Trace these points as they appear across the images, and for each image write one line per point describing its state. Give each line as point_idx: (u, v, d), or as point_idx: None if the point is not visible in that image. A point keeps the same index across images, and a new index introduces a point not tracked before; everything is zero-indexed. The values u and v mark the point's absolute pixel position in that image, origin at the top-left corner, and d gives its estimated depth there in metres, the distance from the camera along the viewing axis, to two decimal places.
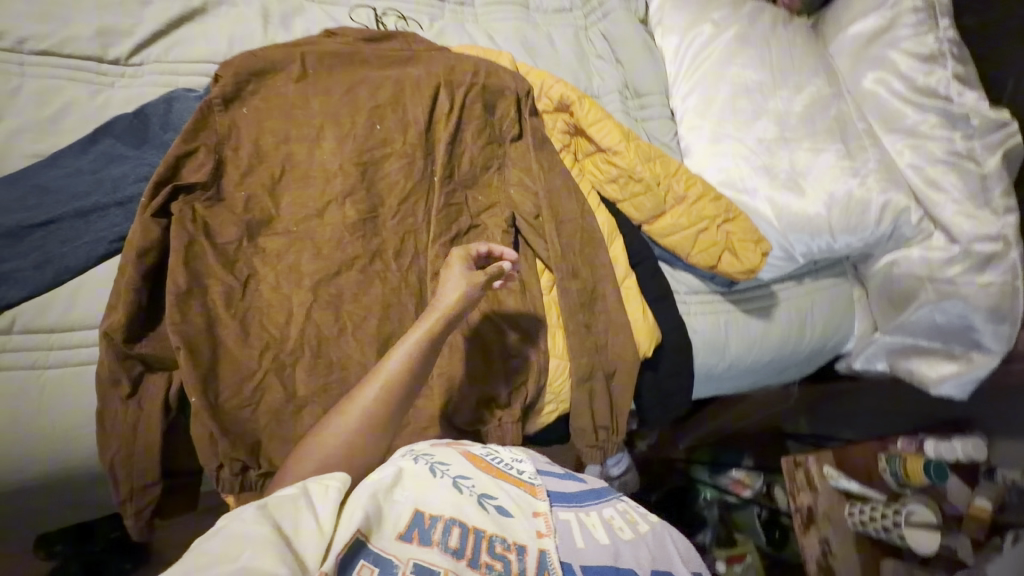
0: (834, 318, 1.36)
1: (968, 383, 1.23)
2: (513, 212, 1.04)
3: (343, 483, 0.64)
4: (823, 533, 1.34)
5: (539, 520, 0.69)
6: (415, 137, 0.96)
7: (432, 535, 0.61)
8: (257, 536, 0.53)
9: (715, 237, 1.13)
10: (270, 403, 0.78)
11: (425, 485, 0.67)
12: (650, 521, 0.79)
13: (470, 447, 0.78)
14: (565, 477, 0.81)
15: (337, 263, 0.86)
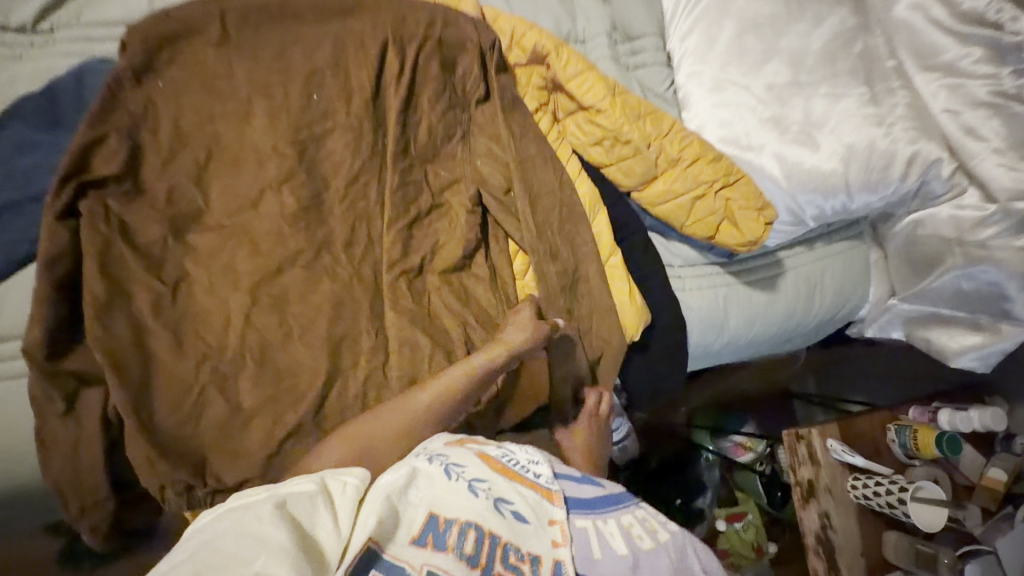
0: (846, 285, 1.24)
1: (992, 356, 1.12)
2: (480, 189, 0.91)
3: (361, 480, 0.62)
4: (822, 508, 1.30)
5: (556, 529, 0.64)
6: (361, 106, 0.83)
7: (447, 540, 0.57)
8: (273, 543, 0.51)
9: (713, 205, 1.01)
10: (213, 417, 0.72)
11: (438, 488, 0.62)
12: (672, 528, 0.71)
13: (484, 445, 0.71)
14: (582, 481, 0.73)
15: (277, 260, 0.76)
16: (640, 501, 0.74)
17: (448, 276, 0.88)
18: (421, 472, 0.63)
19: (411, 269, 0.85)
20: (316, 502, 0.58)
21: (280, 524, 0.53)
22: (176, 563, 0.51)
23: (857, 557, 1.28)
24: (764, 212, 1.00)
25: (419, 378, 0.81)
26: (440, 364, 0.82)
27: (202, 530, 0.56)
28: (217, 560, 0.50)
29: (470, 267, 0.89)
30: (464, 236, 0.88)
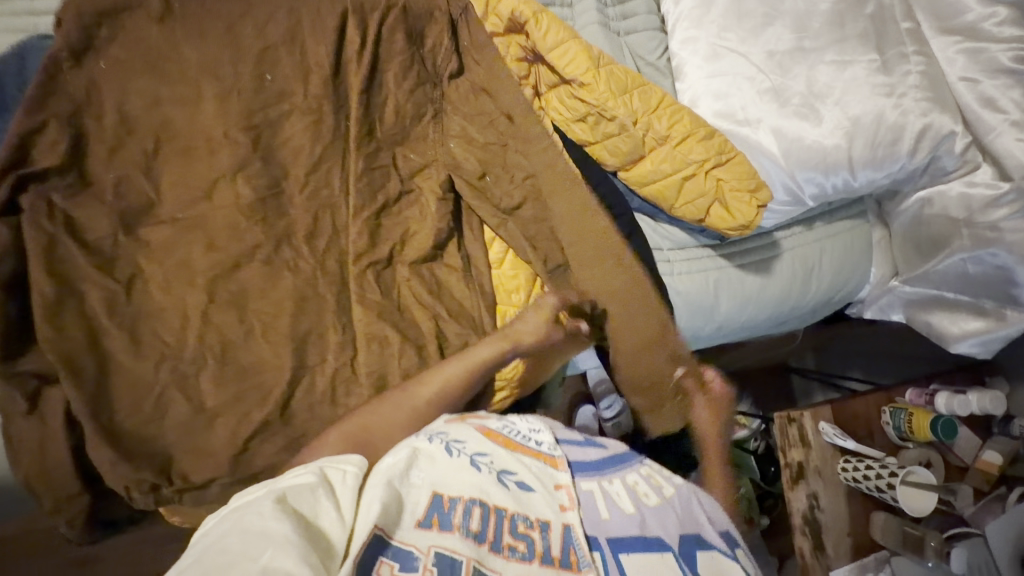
0: (846, 265, 1.19)
1: (993, 342, 1.07)
2: (451, 174, 0.86)
3: (361, 467, 0.59)
4: (812, 489, 1.27)
5: (562, 493, 0.64)
6: (320, 85, 0.77)
7: (453, 519, 0.56)
8: (277, 538, 0.48)
9: (704, 185, 0.94)
10: (175, 417, 0.71)
11: (441, 466, 0.60)
12: (677, 481, 0.73)
13: (484, 419, 0.71)
14: (585, 445, 0.74)
15: (234, 255, 0.73)
16: (645, 459, 0.76)
17: (420, 267, 0.84)
18: (423, 451, 0.61)
19: (379, 261, 0.81)
20: (317, 492, 0.55)
21: (282, 519, 0.50)
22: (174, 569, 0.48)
23: (843, 535, 1.25)
24: (757, 194, 0.94)
25: (390, 375, 0.78)
26: (411, 360, 0.79)
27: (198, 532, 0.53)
28: (223, 561, 0.47)
29: (443, 257, 0.85)
30: (434, 225, 0.84)
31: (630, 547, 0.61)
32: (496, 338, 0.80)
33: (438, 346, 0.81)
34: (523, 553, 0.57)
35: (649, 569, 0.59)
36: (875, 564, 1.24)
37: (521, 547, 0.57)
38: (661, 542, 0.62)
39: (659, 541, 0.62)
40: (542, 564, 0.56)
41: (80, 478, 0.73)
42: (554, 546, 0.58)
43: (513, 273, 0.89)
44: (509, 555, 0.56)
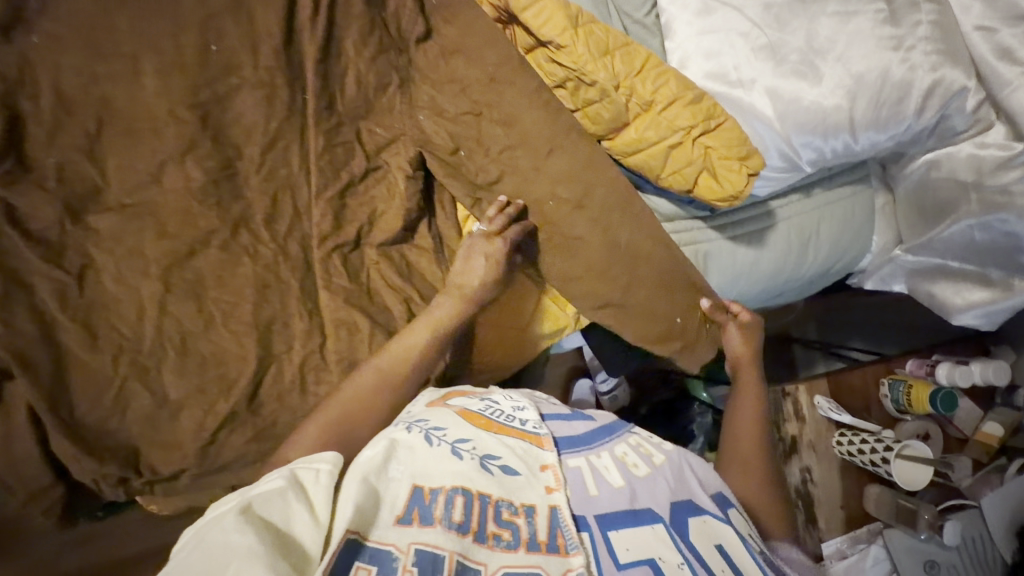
0: (845, 234, 1.13)
1: (997, 314, 1.02)
2: (421, 150, 0.81)
3: (334, 465, 0.58)
4: (805, 463, 1.27)
5: (548, 474, 0.62)
6: (271, 55, 0.72)
7: (434, 511, 0.54)
8: (243, 550, 0.46)
9: (691, 154, 0.88)
10: (138, 410, 0.69)
11: (421, 456, 0.59)
12: (667, 448, 0.71)
13: (467, 402, 0.70)
14: (571, 419, 0.73)
15: (188, 242, 0.70)
16: (633, 428, 0.74)
17: (388, 249, 0.80)
18: (402, 443, 0.61)
19: (345, 244, 0.77)
20: (286, 497, 0.53)
21: (247, 530, 0.48)
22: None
23: (834, 508, 1.27)
24: (748, 162, 0.88)
25: (360, 363, 0.75)
26: (381, 347, 0.76)
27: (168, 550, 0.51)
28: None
29: (414, 239, 0.82)
30: (402, 205, 0.79)
31: (619, 523, 0.59)
32: (449, 297, 0.77)
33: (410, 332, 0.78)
34: (507, 542, 0.55)
35: (640, 543, 0.57)
36: (868, 535, 1.24)
37: (506, 535, 0.55)
38: (651, 514, 0.60)
39: (648, 512, 0.60)
40: (529, 551, 0.54)
41: (50, 470, 0.72)
42: (541, 531, 0.56)
43: None
44: (494, 544, 0.54)
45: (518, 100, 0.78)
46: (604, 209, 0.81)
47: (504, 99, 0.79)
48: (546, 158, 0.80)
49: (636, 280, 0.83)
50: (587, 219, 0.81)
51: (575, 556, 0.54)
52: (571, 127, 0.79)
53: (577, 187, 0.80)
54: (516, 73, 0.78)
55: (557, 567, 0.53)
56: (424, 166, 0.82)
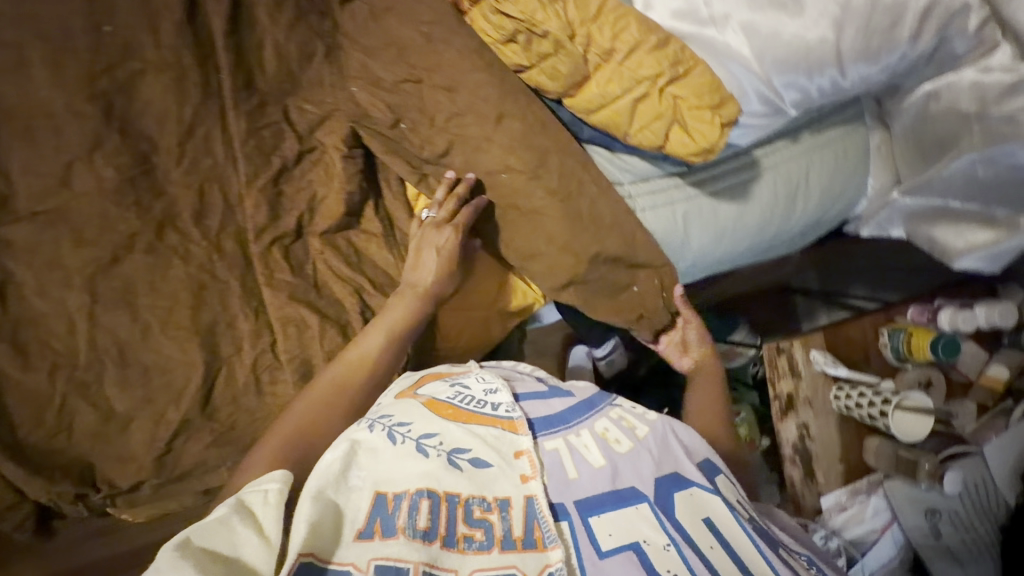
0: (837, 180, 1.05)
1: (1001, 255, 0.95)
2: (354, 125, 0.74)
3: (284, 481, 0.53)
4: (801, 420, 1.21)
5: (523, 461, 0.56)
6: (174, 32, 0.64)
7: (396, 522, 0.49)
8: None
9: (659, 106, 0.80)
10: (85, 426, 0.67)
11: (384, 458, 0.55)
12: (650, 418, 0.65)
13: (436, 389, 0.65)
14: (548, 397, 0.67)
15: (111, 248, 0.65)
16: (615, 399, 0.68)
17: (334, 237, 0.75)
18: (364, 445, 0.56)
19: (285, 234, 0.72)
20: (230, 524, 0.47)
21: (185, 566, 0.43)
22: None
23: (834, 462, 1.21)
24: (721, 110, 0.80)
25: (313, 360, 0.72)
26: (333, 341, 0.72)
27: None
28: None
29: (361, 224, 0.77)
30: (341, 188, 0.73)
31: (601, 507, 0.54)
32: (403, 294, 0.74)
33: (364, 323, 0.74)
34: (480, 543, 0.50)
35: (624, 527, 0.52)
36: (869, 486, 1.21)
37: (478, 535, 0.51)
38: (635, 493, 0.55)
39: (632, 492, 0.55)
40: (503, 551, 0.50)
41: None
42: (516, 526, 0.51)
43: None
44: (466, 547, 0.50)
45: (460, 64, 0.70)
46: (563, 176, 0.75)
47: (445, 61, 0.70)
48: (496, 125, 0.72)
49: (603, 249, 0.78)
50: (546, 189, 0.75)
51: (554, 550, 0.49)
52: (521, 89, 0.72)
53: (533, 156, 0.74)
54: (453, 32, 0.70)
55: (535, 564, 0.49)
56: (362, 144, 0.76)
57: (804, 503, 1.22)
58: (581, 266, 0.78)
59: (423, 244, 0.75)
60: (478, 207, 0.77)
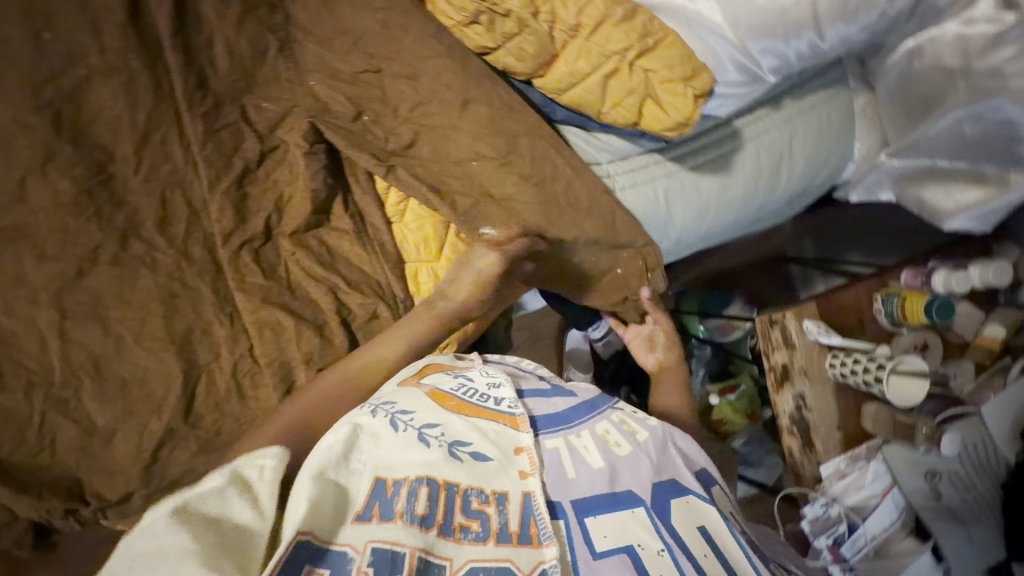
0: (822, 146, 1.02)
1: (989, 214, 0.93)
2: (314, 120, 0.73)
3: (279, 457, 0.51)
4: (797, 391, 1.13)
5: (523, 458, 0.56)
6: (117, 35, 0.63)
7: (395, 506, 0.48)
8: (176, 554, 0.39)
9: (631, 82, 0.77)
10: (67, 443, 0.66)
11: (385, 443, 0.54)
12: (651, 423, 0.64)
13: (440, 379, 0.64)
14: (550, 396, 0.66)
15: (75, 262, 0.64)
16: (616, 403, 0.67)
17: (303, 237, 0.74)
18: (365, 429, 0.55)
19: (254, 237, 0.72)
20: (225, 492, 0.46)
21: (180, 529, 0.41)
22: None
23: (833, 432, 1.14)
24: (694, 81, 0.77)
25: (291, 362, 0.71)
26: (310, 342, 0.71)
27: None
28: None
29: (331, 221, 0.76)
30: (306, 185, 0.73)
31: (597, 508, 0.53)
32: (429, 308, 0.73)
33: (341, 322, 0.73)
34: (476, 534, 0.49)
35: (619, 529, 0.52)
36: (867, 452, 1.15)
37: (475, 526, 0.50)
38: (632, 497, 0.55)
39: (630, 495, 0.55)
40: (498, 543, 0.49)
41: None
42: (512, 520, 0.51)
43: (417, 227, 0.79)
44: (462, 536, 0.49)
45: (418, 51, 0.70)
46: (535, 161, 0.75)
47: (402, 50, 0.70)
48: (462, 113, 0.72)
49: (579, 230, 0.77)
50: (518, 174, 0.75)
51: (548, 547, 0.49)
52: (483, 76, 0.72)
53: (502, 143, 0.73)
54: (408, 19, 0.69)
55: (528, 560, 0.48)
56: (323, 138, 0.74)
57: (804, 474, 1.16)
58: (554, 250, 0.77)
59: (483, 275, 0.73)
60: (531, 248, 0.74)
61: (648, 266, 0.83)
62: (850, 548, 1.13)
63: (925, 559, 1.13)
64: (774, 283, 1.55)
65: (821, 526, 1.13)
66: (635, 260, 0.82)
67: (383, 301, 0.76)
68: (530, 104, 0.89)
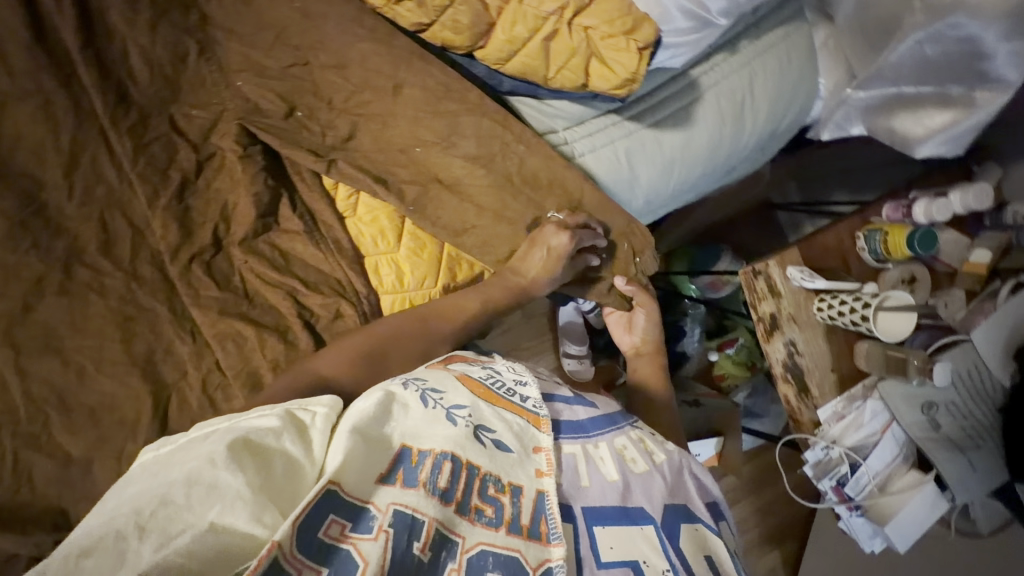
0: (785, 86, 0.99)
1: (960, 136, 0.89)
2: (243, 121, 0.77)
3: (332, 408, 0.52)
4: (788, 337, 1.07)
5: (541, 457, 0.54)
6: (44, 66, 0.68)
7: (418, 474, 0.48)
8: (228, 493, 0.41)
9: (572, 41, 0.74)
10: (42, 476, 0.63)
11: (413, 418, 0.53)
12: (669, 447, 0.65)
13: (468, 367, 0.63)
14: (572, 402, 0.65)
15: (18, 298, 0.66)
16: (635, 421, 0.66)
17: (254, 244, 0.75)
18: (397, 399, 0.54)
19: (204, 250, 0.73)
20: (282, 439, 0.47)
21: (237, 469, 0.43)
22: (112, 511, 0.42)
23: (828, 373, 1.07)
24: (636, 34, 0.74)
25: (259, 370, 0.70)
26: (276, 348, 0.71)
27: (140, 471, 0.46)
28: (164, 514, 0.40)
29: (279, 224, 0.77)
30: (248, 190, 0.75)
31: (607, 518, 0.54)
32: (505, 276, 0.81)
33: (305, 325, 0.73)
34: (490, 519, 0.48)
35: (625, 543, 0.53)
36: (864, 391, 1.08)
37: (489, 511, 0.49)
38: (643, 513, 0.56)
39: (641, 512, 0.56)
40: (509, 533, 0.48)
41: None
42: (524, 514, 0.50)
43: (371, 219, 0.81)
44: (476, 519, 0.48)
45: (341, 38, 0.76)
46: (480, 140, 0.79)
47: (324, 38, 0.76)
48: (396, 96, 0.78)
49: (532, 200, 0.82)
50: (463, 155, 0.80)
51: (556, 547, 0.48)
52: (411, 53, 0.77)
53: (444, 124, 0.79)
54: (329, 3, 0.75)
55: (536, 554, 0.47)
56: (258, 141, 0.78)
57: (803, 419, 1.09)
58: (584, 230, 0.82)
59: (559, 253, 0.79)
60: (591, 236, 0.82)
61: (636, 249, 0.88)
62: (853, 488, 1.06)
63: (929, 489, 1.05)
64: (763, 233, 1.53)
65: (823, 470, 1.06)
66: (623, 240, 0.87)
67: (344, 298, 0.76)
68: (475, 78, 0.85)
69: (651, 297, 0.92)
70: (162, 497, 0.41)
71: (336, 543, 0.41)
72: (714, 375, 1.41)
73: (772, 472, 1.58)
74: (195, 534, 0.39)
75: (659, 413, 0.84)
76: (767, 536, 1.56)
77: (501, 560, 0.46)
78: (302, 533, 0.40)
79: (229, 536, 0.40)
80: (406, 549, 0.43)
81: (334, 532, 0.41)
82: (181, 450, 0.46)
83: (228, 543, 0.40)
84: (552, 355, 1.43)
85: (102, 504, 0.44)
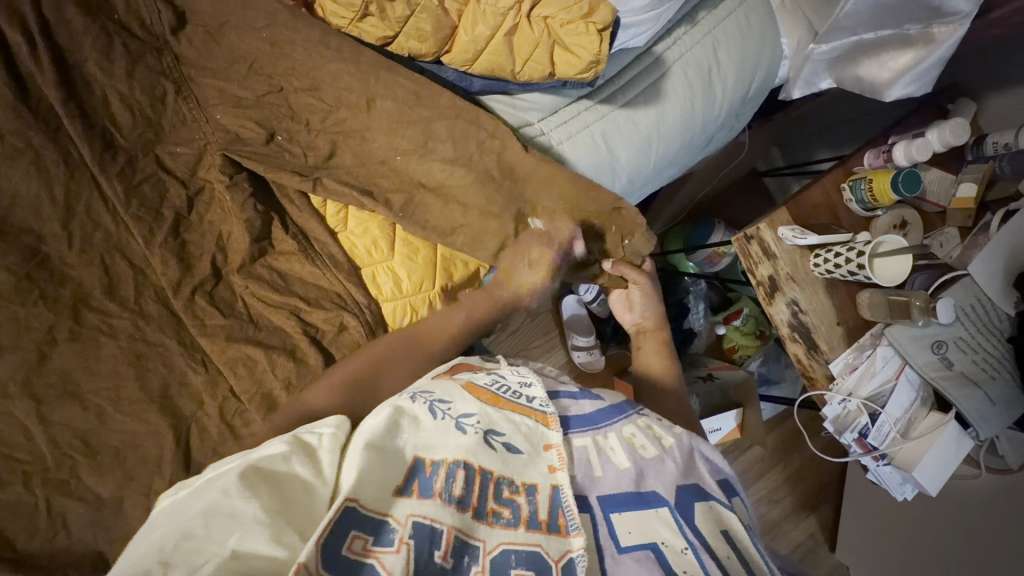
0: (749, 51, 1.00)
1: (929, 71, 0.87)
2: (225, 150, 0.80)
3: (337, 428, 0.54)
4: (790, 297, 1.03)
5: (552, 453, 0.55)
6: (32, 122, 0.71)
7: (434, 483, 0.49)
8: (249, 518, 0.42)
9: (532, 35, 0.76)
10: (75, 520, 0.64)
11: (425, 430, 0.54)
12: (677, 430, 0.64)
13: (473, 375, 0.63)
14: (579, 397, 0.66)
15: (34, 347, 0.68)
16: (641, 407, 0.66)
17: (253, 270, 0.78)
18: (406, 413, 0.55)
19: (205, 280, 0.76)
20: (292, 464, 0.48)
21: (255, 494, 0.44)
22: (138, 554, 0.41)
23: (834, 327, 1.03)
24: (595, 15, 0.75)
25: (273, 392, 0.72)
26: (284, 368, 0.73)
27: (164, 513, 0.46)
28: (189, 547, 0.41)
29: (275, 246, 0.80)
30: (239, 217, 0.79)
31: (622, 504, 0.55)
32: None
33: (311, 340, 0.76)
34: (507, 519, 0.49)
35: (644, 526, 0.53)
36: (872, 340, 1.04)
37: (507, 512, 0.50)
38: (657, 496, 0.56)
39: (655, 495, 0.56)
40: (529, 529, 0.49)
41: None
42: (541, 509, 0.51)
43: (362, 230, 0.84)
44: (494, 522, 0.49)
45: (312, 61, 0.79)
46: (456, 144, 0.81)
47: (297, 64, 0.79)
48: (370, 111, 0.81)
49: (514, 191, 0.83)
50: (441, 159, 0.82)
51: (576, 537, 0.49)
52: (379, 67, 0.79)
53: (418, 132, 0.81)
54: (292, 28, 0.77)
55: (557, 547, 0.48)
56: (242, 168, 0.81)
57: (816, 376, 1.06)
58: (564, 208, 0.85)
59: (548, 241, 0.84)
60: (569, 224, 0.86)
61: (625, 233, 0.88)
62: (876, 438, 1.02)
63: (953, 428, 0.99)
64: (752, 199, 1.58)
65: (842, 423, 1.02)
66: (610, 224, 0.88)
67: (347, 310, 0.78)
68: (445, 82, 0.87)
69: (646, 274, 0.94)
70: (185, 532, 0.42)
71: (361, 558, 0.42)
72: (725, 348, 1.43)
73: (794, 437, 1.57)
74: (220, 561, 0.39)
75: (670, 390, 0.84)
76: (801, 504, 1.56)
77: (524, 556, 0.47)
78: (325, 551, 0.40)
79: (252, 561, 0.40)
80: (429, 558, 0.44)
81: (357, 547, 0.42)
82: (202, 487, 0.47)
83: (252, 565, 0.39)
84: (562, 350, 1.43)
85: (128, 551, 0.43)
